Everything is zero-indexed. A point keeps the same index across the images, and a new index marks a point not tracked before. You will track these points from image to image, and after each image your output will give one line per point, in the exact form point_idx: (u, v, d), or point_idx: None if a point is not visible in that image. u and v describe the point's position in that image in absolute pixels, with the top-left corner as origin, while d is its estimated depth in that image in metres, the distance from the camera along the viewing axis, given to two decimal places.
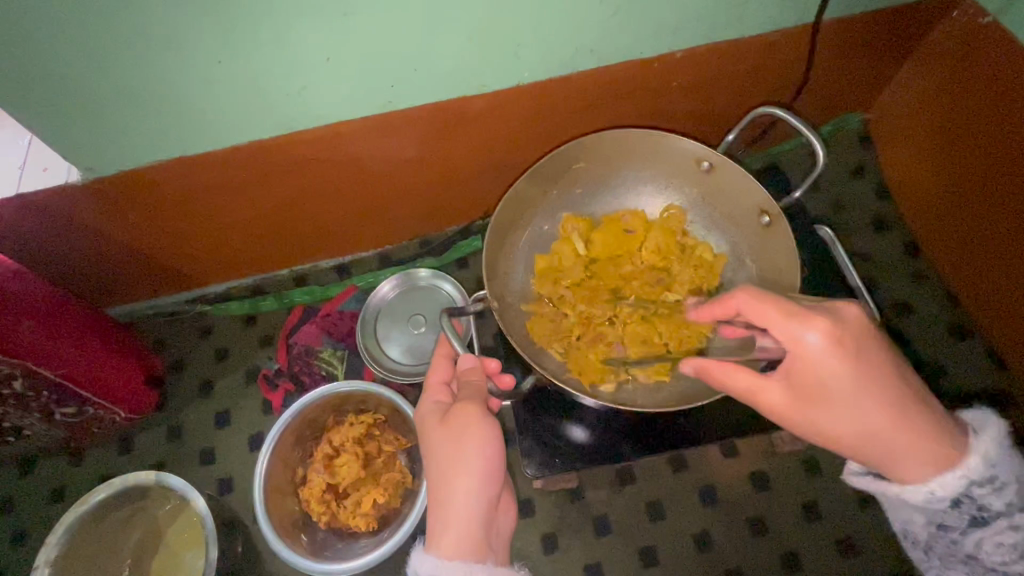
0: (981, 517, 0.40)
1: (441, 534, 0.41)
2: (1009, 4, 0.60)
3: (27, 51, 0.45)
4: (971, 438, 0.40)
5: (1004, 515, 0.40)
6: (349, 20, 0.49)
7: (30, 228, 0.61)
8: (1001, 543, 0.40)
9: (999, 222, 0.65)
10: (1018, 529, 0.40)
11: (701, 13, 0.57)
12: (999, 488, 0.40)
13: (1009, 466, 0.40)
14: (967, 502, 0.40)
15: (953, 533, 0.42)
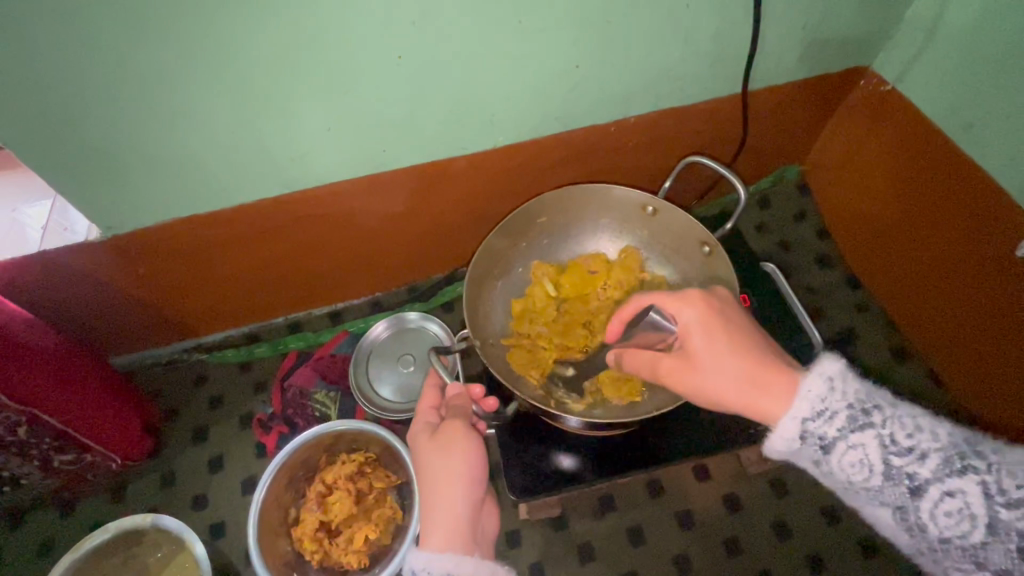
0: (827, 445, 0.42)
1: (434, 534, 0.44)
2: (902, 75, 0.72)
3: (69, 128, 0.52)
4: (802, 378, 0.43)
5: (842, 438, 0.41)
6: (347, 96, 0.58)
7: (47, 282, 0.66)
8: (856, 464, 0.41)
9: (935, 260, 0.73)
10: (859, 446, 0.40)
11: (646, 86, 0.68)
12: (829, 416, 0.42)
13: (836, 394, 0.42)
14: (809, 436, 0.42)
15: (825, 469, 0.43)
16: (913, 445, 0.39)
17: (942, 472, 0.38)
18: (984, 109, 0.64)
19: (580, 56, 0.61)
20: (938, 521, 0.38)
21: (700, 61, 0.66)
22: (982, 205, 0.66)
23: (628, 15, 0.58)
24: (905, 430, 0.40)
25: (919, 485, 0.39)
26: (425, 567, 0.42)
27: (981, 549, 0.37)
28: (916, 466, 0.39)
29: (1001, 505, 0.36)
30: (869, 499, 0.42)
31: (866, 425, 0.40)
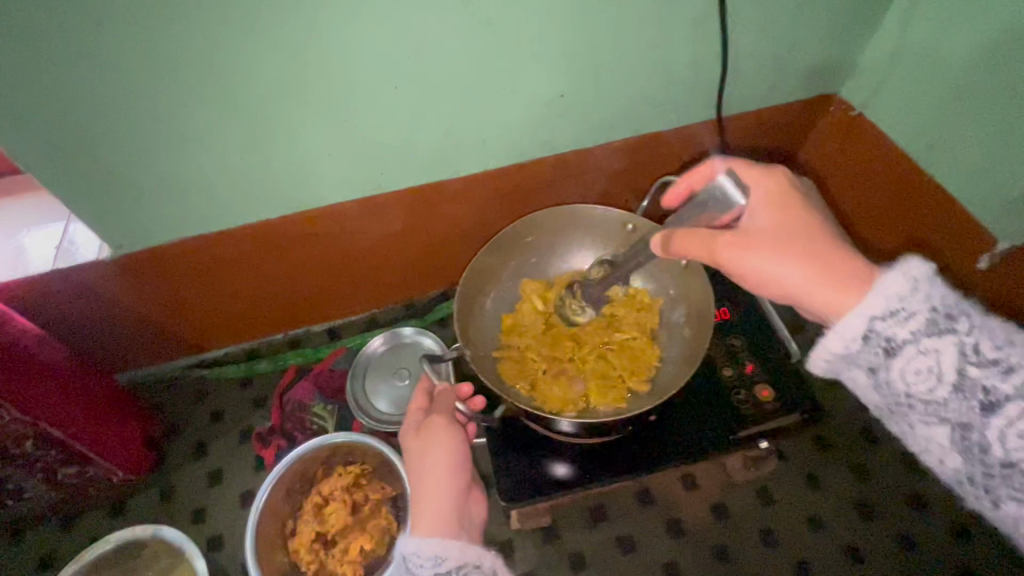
0: (893, 348, 0.42)
1: (423, 519, 0.47)
2: (866, 102, 0.76)
3: (89, 153, 0.57)
4: (882, 276, 0.43)
5: (916, 342, 0.41)
6: (346, 122, 0.62)
7: (58, 300, 0.69)
8: (922, 372, 0.42)
9: None
10: (934, 353, 0.41)
11: (627, 113, 0.72)
12: (906, 318, 0.42)
13: (920, 297, 0.41)
14: (875, 338, 0.43)
15: (883, 377, 0.44)
16: (995, 358, 0.40)
17: (1023, 387, 0.39)
18: (941, 132, 0.68)
19: (564, 86, 0.66)
20: (1004, 438, 0.40)
21: (677, 89, 0.71)
22: (945, 220, 0.71)
23: (607, 47, 0.63)
24: (992, 341, 0.40)
25: (993, 399, 0.40)
26: (414, 551, 0.44)
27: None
28: (996, 380, 0.40)
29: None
30: (925, 412, 0.43)
31: (949, 331, 0.41)
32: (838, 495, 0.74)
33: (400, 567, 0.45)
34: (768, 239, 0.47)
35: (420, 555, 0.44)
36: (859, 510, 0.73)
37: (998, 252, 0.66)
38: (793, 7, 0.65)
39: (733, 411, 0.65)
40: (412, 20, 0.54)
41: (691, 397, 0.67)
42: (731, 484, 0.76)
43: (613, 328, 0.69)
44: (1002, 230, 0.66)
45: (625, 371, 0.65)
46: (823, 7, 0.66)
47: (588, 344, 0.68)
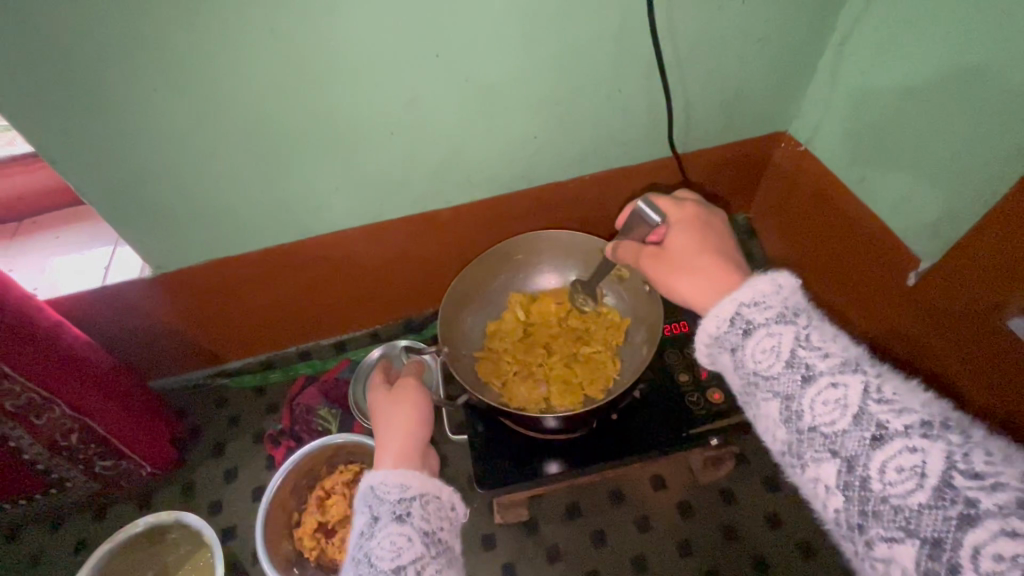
0: (750, 329, 0.46)
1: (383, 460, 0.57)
2: (812, 138, 0.87)
3: (139, 188, 0.69)
4: (757, 276, 0.47)
5: (766, 324, 0.45)
6: (351, 161, 0.74)
7: (105, 313, 0.81)
8: (767, 350, 0.44)
9: (859, 293, 0.85)
10: (778, 334, 0.44)
11: (595, 151, 0.83)
12: (764, 306, 0.45)
13: (780, 295, 0.45)
14: (739, 319, 0.46)
15: (739, 358, 0.46)
16: (822, 347, 0.43)
17: (838, 368, 0.42)
18: (871, 165, 0.78)
19: (537, 129, 0.77)
20: (815, 408, 0.42)
21: (637, 130, 0.82)
22: (879, 243, 0.79)
23: (571, 97, 0.74)
24: (822, 335, 0.44)
25: (813, 375, 0.42)
26: (381, 481, 0.53)
27: (840, 436, 0.40)
28: (818, 359, 0.42)
29: (874, 400, 0.40)
30: (762, 391, 0.45)
31: (791, 322, 0.44)
32: (794, 495, 0.81)
33: (367, 499, 0.53)
34: (679, 257, 0.57)
35: (387, 483, 0.52)
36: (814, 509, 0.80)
37: (920, 270, 0.74)
38: (732, 60, 0.76)
39: (684, 413, 0.75)
40: (403, 78, 0.66)
41: (651, 402, 0.77)
42: (696, 484, 0.83)
43: (583, 340, 0.78)
44: (924, 250, 0.74)
45: (586, 379, 0.74)
46: (759, 60, 0.77)
47: (557, 354, 0.77)
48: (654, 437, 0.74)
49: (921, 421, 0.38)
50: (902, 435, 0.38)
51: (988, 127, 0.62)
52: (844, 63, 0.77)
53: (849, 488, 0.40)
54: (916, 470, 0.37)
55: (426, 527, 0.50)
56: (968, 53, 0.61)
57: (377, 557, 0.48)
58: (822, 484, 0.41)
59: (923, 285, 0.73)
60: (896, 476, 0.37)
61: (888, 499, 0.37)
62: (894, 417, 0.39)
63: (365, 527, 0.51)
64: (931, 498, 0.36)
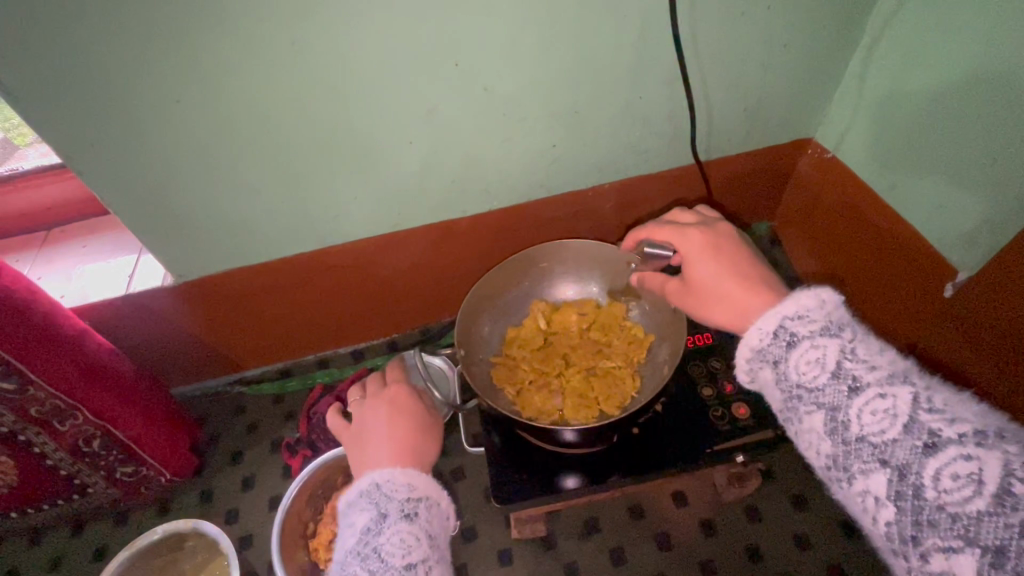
0: (794, 342, 0.45)
1: (380, 461, 0.55)
2: (840, 145, 0.84)
3: (163, 199, 0.70)
4: (800, 291, 0.47)
5: (810, 336, 0.44)
6: (371, 172, 0.74)
7: (127, 322, 0.82)
8: (812, 362, 0.44)
9: (893, 305, 0.82)
10: (823, 346, 0.43)
11: (615, 159, 0.82)
12: (808, 319, 0.45)
13: (824, 309, 0.45)
14: (782, 332, 0.46)
15: (781, 371, 0.46)
16: (868, 359, 0.43)
17: (885, 380, 0.41)
18: (902, 172, 0.75)
19: (556, 138, 0.76)
20: (862, 419, 0.41)
21: (658, 138, 0.80)
22: (912, 255, 0.77)
23: (590, 105, 0.73)
24: (867, 349, 0.43)
25: (860, 386, 0.41)
26: (389, 479, 0.52)
27: (889, 446, 0.39)
28: (864, 371, 0.42)
29: (924, 410, 0.39)
30: (805, 404, 0.44)
31: (835, 335, 0.44)
32: (822, 514, 0.78)
33: (372, 496, 0.51)
34: (698, 284, 0.57)
35: (395, 482, 0.52)
36: (844, 530, 0.76)
37: (959, 282, 0.71)
38: (756, 67, 0.74)
39: (707, 427, 0.73)
40: (422, 88, 0.66)
41: (673, 416, 0.75)
42: (718, 501, 0.81)
43: (605, 353, 0.77)
44: (962, 261, 0.71)
45: (602, 394, 0.72)
46: (784, 66, 0.75)
47: (575, 367, 0.76)
48: (676, 452, 0.72)
49: (975, 430, 0.37)
50: (956, 443, 0.37)
51: None
52: (873, 68, 0.75)
53: (901, 498, 0.38)
54: (972, 477, 0.36)
55: (430, 529, 0.51)
56: (1008, 56, 0.58)
57: (387, 555, 0.47)
58: (872, 496, 0.40)
59: (962, 296, 0.70)
60: (952, 484, 0.36)
61: (945, 507, 0.36)
62: (947, 425, 0.38)
63: (371, 524, 0.49)
64: (989, 505, 0.35)
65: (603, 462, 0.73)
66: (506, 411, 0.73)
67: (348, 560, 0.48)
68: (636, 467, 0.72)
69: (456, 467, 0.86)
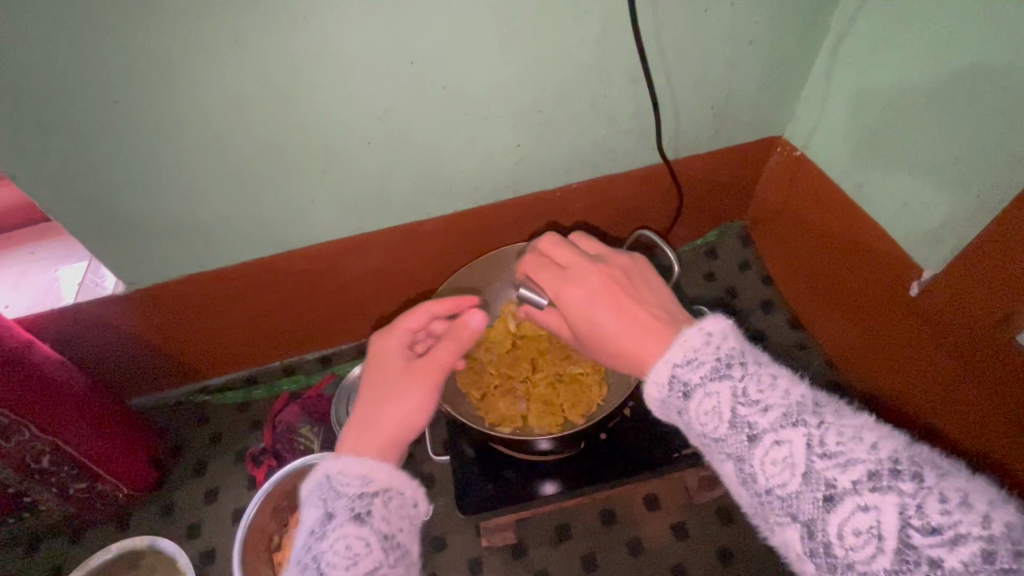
0: (688, 391, 0.42)
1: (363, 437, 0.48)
2: (808, 142, 0.84)
3: (108, 204, 0.67)
4: (686, 330, 0.44)
5: (702, 384, 0.41)
6: (330, 175, 0.72)
7: (78, 331, 0.78)
8: (708, 412, 0.40)
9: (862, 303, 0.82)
10: (714, 394, 0.40)
11: (583, 158, 0.81)
12: (697, 363, 0.42)
13: (711, 346, 0.42)
14: (676, 381, 0.42)
15: (686, 420, 0.42)
16: (761, 400, 0.39)
17: (779, 423, 0.38)
18: (868, 170, 0.75)
19: (520, 138, 0.75)
20: (765, 471, 0.38)
21: (625, 137, 0.79)
22: (881, 254, 0.76)
23: (555, 104, 0.72)
24: (759, 386, 0.39)
25: (757, 434, 0.38)
26: (341, 471, 0.45)
27: (794, 499, 0.36)
28: (758, 416, 0.38)
29: (818, 455, 0.36)
30: (715, 453, 0.41)
31: (725, 375, 0.40)
32: None
33: (322, 490, 0.44)
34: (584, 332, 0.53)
35: (347, 473, 0.44)
36: None
37: (923, 280, 0.71)
38: (723, 64, 0.73)
39: (675, 432, 0.73)
40: (378, 88, 0.63)
41: (643, 420, 0.74)
42: (690, 504, 0.80)
43: (573, 358, 0.75)
44: (926, 258, 0.71)
45: (567, 400, 0.71)
46: (751, 64, 0.74)
47: (542, 371, 0.74)
48: (644, 456, 0.71)
49: (869, 474, 0.34)
50: (852, 494, 0.34)
51: (994, 131, 0.58)
52: (839, 65, 0.74)
53: (815, 555, 0.35)
54: (873, 531, 0.33)
55: (387, 528, 0.43)
56: (972, 55, 0.58)
57: (328, 567, 0.40)
58: (792, 550, 0.37)
59: (927, 296, 0.70)
60: (856, 540, 0.34)
61: (853, 566, 0.33)
62: (841, 473, 0.35)
63: (315, 526, 0.42)
64: (894, 563, 0.32)
65: (571, 467, 0.72)
66: (470, 416, 0.71)
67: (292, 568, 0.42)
68: (604, 472, 0.71)
69: (425, 474, 0.84)
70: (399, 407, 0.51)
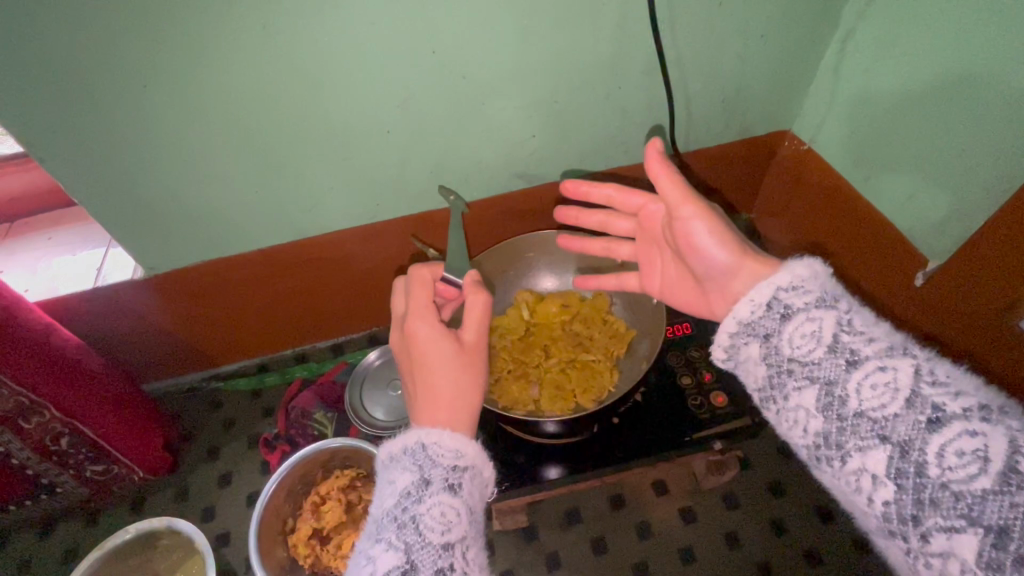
0: (788, 314, 0.46)
1: (437, 413, 0.49)
2: (816, 136, 0.85)
3: (129, 189, 0.67)
4: (791, 262, 0.48)
5: (805, 309, 0.45)
6: (350, 162, 0.73)
7: (96, 315, 0.79)
8: (807, 336, 0.45)
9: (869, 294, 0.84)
10: (819, 319, 0.45)
11: (595, 150, 0.82)
12: (803, 291, 0.46)
13: (819, 281, 0.47)
14: (776, 304, 0.47)
15: (775, 343, 0.47)
16: (866, 332, 0.44)
17: (884, 352, 0.42)
18: (875, 163, 0.77)
19: (535, 128, 0.76)
20: (862, 393, 0.42)
21: (637, 129, 0.81)
22: (884, 244, 0.78)
23: (570, 95, 0.73)
24: (863, 322, 0.44)
25: (858, 359, 0.42)
26: (436, 441, 0.47)
27: (890, 421, 0.40)
28: (862, 344, 0.43)
29: (926, 383, 0.40)
30: (799, 378, 0.45)
31: (832, 306, 0.45)
32: (798, 500, 0.79)
33: (416, 458, 0.46)
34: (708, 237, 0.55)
35: (443, 445, 0.47)
36: (817, 516, 0.78)
37: (929, 270, 0.73)
38: (733, 58, 0.74)
39: (685, 417, 0.74)
40: (399, 76, 0.65)
41: (653, 407, 0.76)
42: (698, 489, 0.82)
43: (585, 345, 0.78)
44: (931, 250, 0.72)
45: (580, 385, 0.73)
46: (760, 59, 0.76)
47: (555, 358, 0.76)
48: (656, 441, 0.73)
49: (980, 405, 0.38)
50: (961, 419, 0.37)
51: (997, 124, 0.60)
52: (848, 60, 0.76)
53: (901, 477, 0.39)
54: (978, 454, 0.36)
55: (471, 503, 0.46)
56: (978, 50, 0.59)
57: (426, 529, 0.43)
58: (869, 475, 0.41)
59: (934, 286, 0.72)
60: (957, 461, 0.37)
61: (948, 486, 0.37)
62: (951, 400, 0.38)
63: (412, 488, 0.45)
64: (995, 483, 0.35)
65: (584, 451, 0.74)
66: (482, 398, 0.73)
67: (383, 523, 0.44)
68: (616, 455, 0.73)
69: None
70: (459, 381, 0.51)
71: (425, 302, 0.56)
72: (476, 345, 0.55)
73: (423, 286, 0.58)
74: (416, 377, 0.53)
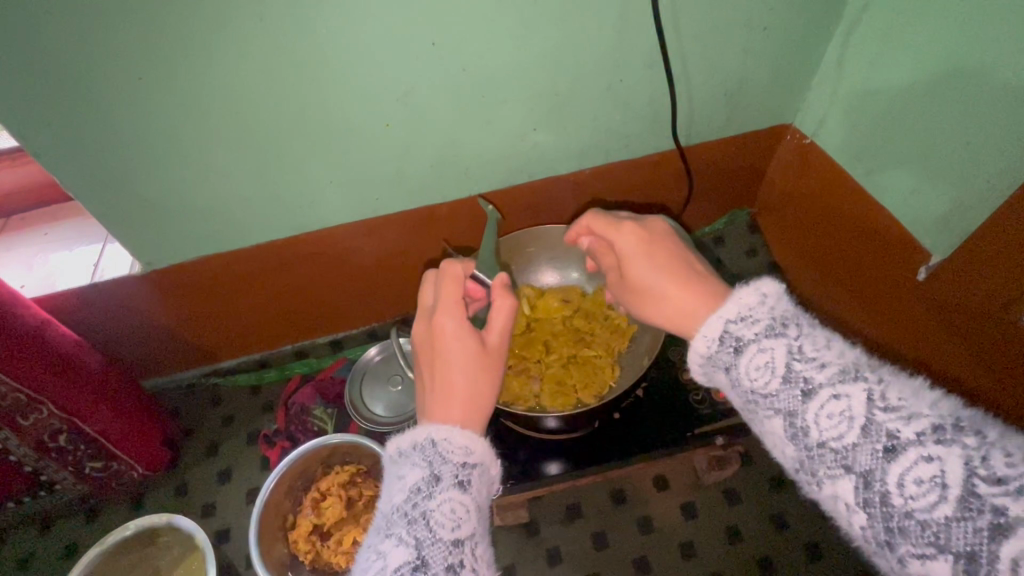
0: (741, 346, 0.44)
1: (451, 412, 0.49)
2: (818, 130, 0.85)
3: (124, 184, 0.67)
4: (741, 288, 0.46)
5: (756, 339, 0.43)
6: (348, 156, 0.72)
7: (93, 310, 0.78)
8: (761, 368, 0.43)
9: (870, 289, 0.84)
10: (769, 349, 0.43)
11: (597, 143, 0.81)
12: (752, 320, 0.44)
13: (766, 306, 0.44)
14: (728, 337, 0.45)
15: (734, 376, 0.45)
16: (817, 357, 0.41)
17: (837, 378, 0.40)
18: (878, 157, 0.76)
19: (535, 122, 0.75)
20: (820, 423, 0.40)
21: (638, 122, 0.80)
22: (887, 239, 0.78)
23: (571, 88, 0.72)
24: (814, 345, 0.42)
25: (812, 389, 0.40)
26: (446, 438, 0.47)
27: (850, 451, 0.38)
28: (814, 371, 0.41)
29: (879, 409, 0.38)
30: (763, 409, 0.43)
31: (781, 334, 0.43)
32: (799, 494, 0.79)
33: (426, 453, 0.46)
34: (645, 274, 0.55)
35: (453, 442, 0.47)
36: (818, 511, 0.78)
37: (932, 264, 0.72)
38: (735, 50, 0.74)
39: (687, 413, 0.74)
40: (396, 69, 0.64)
41: (655, 403, 0.76)
42: (699, 484, 0.81)
43: (586, 341, 0.77)
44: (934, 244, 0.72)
45: (581, 381, 0.73)
46: (762, 51, 0.75)
47: (556, 353, 0.76)
48: (657, 437, 0.73)
49: (933, 426, 0.36)
50: (916, 445, 0.36)
51: (1000, 118, 0.60)
52: (851, 52, 0.75)
53: (869, 505, 0.37)
54: (936, 481, 0.34)
55: (480, 501, 0.46)
56: (982, 43, 0.59)
57: (436, 525, 0.42)
58: (842, 502, 0.39)
59: (935, 281, 0.72)
60: (917, 489, 0.35)
61: (914, 514, 0.35)
62: (905, 425, 0.36)
63: (423, 484, 0.44)
64: (956, 510, 0.33)
65: (586, 447, 0.73)
66: None
67: (392, 519, 0.44)
68: (618, 451, 0.72)
69: None
70: (474, 382, 0.51)
71: (454, 297, 0.55)
72: (499, 349, 0.54)
73: (456, 282, 0.57)
74: (434, 372, 0.52)
